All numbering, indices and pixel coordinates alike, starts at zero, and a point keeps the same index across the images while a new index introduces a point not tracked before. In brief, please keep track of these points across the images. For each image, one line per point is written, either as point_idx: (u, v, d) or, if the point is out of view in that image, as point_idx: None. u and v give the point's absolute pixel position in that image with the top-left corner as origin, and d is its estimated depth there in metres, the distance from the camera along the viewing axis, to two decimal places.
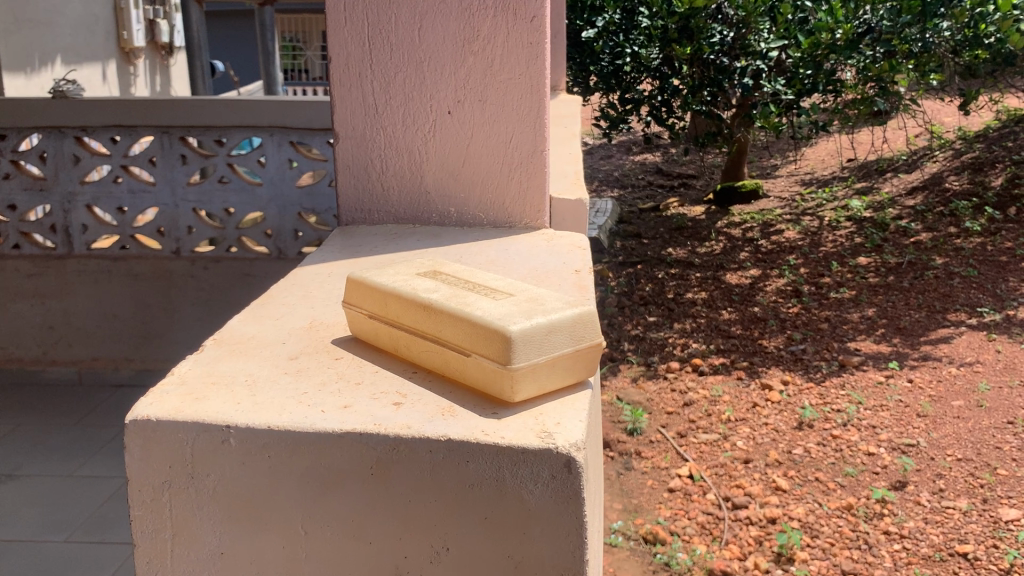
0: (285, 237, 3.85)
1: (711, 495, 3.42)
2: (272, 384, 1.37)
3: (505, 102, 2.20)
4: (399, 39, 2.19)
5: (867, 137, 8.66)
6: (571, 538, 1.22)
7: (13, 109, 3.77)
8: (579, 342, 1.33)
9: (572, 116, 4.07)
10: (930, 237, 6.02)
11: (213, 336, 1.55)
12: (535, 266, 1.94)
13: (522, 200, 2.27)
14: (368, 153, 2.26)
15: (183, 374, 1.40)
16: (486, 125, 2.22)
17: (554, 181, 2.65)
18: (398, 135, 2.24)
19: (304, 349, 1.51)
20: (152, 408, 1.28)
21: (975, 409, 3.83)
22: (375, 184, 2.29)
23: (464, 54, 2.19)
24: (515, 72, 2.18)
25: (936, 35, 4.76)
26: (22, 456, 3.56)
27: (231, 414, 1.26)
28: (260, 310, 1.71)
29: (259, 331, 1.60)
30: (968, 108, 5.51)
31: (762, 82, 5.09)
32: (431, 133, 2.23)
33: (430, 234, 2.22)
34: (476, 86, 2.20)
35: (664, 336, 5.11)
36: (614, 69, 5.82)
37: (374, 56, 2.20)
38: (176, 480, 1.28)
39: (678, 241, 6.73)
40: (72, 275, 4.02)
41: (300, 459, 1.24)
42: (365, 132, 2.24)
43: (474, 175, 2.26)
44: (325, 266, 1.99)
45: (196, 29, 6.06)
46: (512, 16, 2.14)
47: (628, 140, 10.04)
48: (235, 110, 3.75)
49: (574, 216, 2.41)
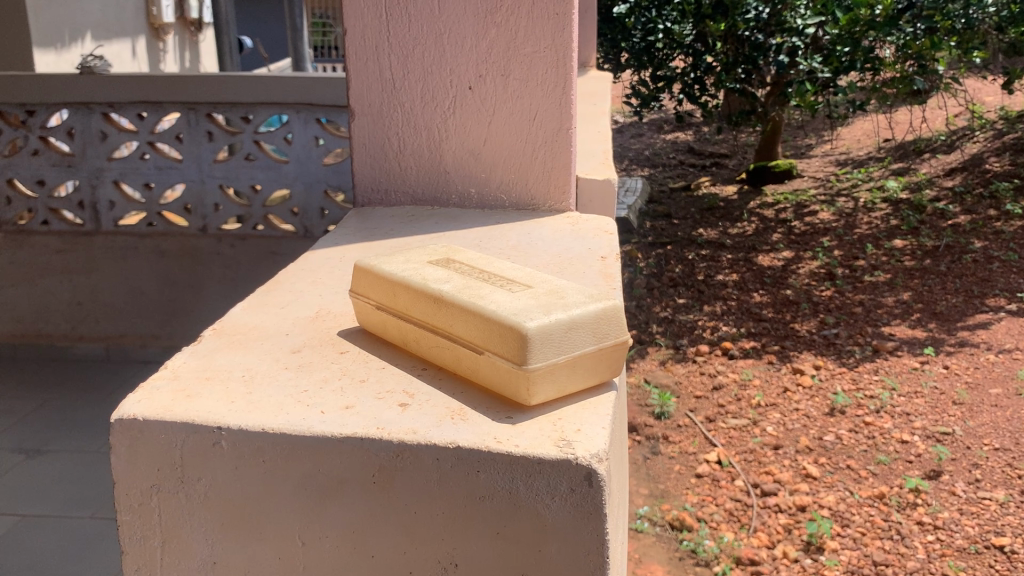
0: (311, 215, 3.81)
1: (739, 481, 3.35)
2: (271, 380, 1.34)
3: (529, 76, 2.13)
4: (418, 9, 2.12)
5: (905, 115, 8.47)
6: (590, 557, 1.17)
7: (42, 85, 3.78)
8: (601, 340, 1.28)
9: (602, 94, 4.00)
10: (969, 220, 5.89)
11: (211, 327, 1.51)
12: (559, 253, 1.89)
13: (546, 182, 2.21)
14: (385, 131, 2.21)
15: (176, 369, 1.37)
16: (510, 100, 2.16)
17: (582, 160, 2.59)
18: (416, 111, 2.19)
19: (307, 342, 1.48)
20: (140, 406, 1.25)
21: (1014, 397, 3.73)
22: (392, 164, 2.24)
23: (485, 26, 2.12)
24: (541, 44, 2.11)
25: (980, 11, 4.69)
26: (51, 431, 3.58)
27: (224, 415, 1.22)
28: (265, 298, 1.67)
29: (262, 321, 1.57)
30: (1012, 86, 5.34)
31: (799, 60, 4.98)
32: (452, 110, 2.18)
33: (449, 217, 2.18)
34: (499, 61, 2.13)
35: (694, 318, 5.04)
36: (647, 45, 5.70)
37: (392, 27, 2.14)
38: (165, 484, 1.25)
39: (710, 221, 6.62)
40: (100, 252, 4.03)
41: (297, 463, 1.20)
42: (382, 109, 2.19)
43: (496, 155, 2.20)
44: (338, 250, 1.95)
45: (224, 5, 5.98)
46: None
47: (660, 118, 9.89)
48: (262, 86, 3.72)
49: (602, 199, 2.36)
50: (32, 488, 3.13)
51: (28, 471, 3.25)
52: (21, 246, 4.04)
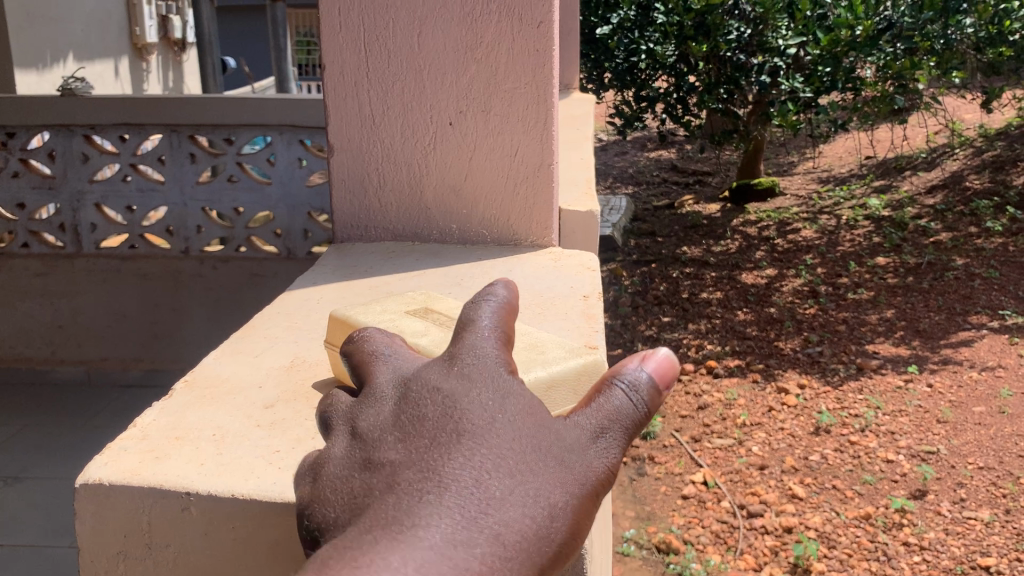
0: (294, 237, 3.81)
1: (726, 502, 3.34)
2: (242, 439, 1.32)
3: (509, 112, 2.13)
4: (397, 46, 2.12)
5: (885, 133, 8.55)
6: None
7: (23, 106, 3.77)
8: (581, 397, 1.27)
9: (584, 117, 4.04)
10: (950, 237, 5.95)
11: (182, 380, 1.50)
12: (540, 292, 1.90)
13: (527, 217, 2.21)
14: (364, 167, 2.20)
15: (145, 427, 1.35)
16: (490, 136, 2.16)
17: (564, 189, 2.59)
18: (396, 147, 2.18)
19: (280, 396, 1.46)
20: (105, 470, 1.23)
21: (997, 415, 3.74)
22: (372, 199, 2.24)
23: (466, 62, 2.12)
24: (522, 80, 2.11)
25: (958, 32, 4.81)
26: (29, 458, 3.53)
27: (192, 480, 1.20)
28: (238, 346, 1.66)
29: (235, 372, 1.55)
30: (991, 105, 5.39)
31: (780, 80, 5.04)
32: (432, 146, 2.17)
33: (429, 253, 2.18)
34: (479, 97, 2.13)
35: (679, 337, 5.04)
36: (629, 66, 5.72)
37: (371, 63, 2.13)
38: (132, 551, 1.23)
39: (694, 239, 6.64)
40: (80, 274, 3.98)
41: (269, 531, 1.18)
42: (362, 144, 2.19)
43: (477, 190, 2.20)
44: (315, 291, 1.95)
45: (207, 25, 5.90)
46: (517, 22, 2.07)
47: (643, 137, 9.94)
48: (245, 108, 3.72)
49: (585, 233, 2.37)
50: (11, 516, 3.08)
51: (7, 499, 3.21)
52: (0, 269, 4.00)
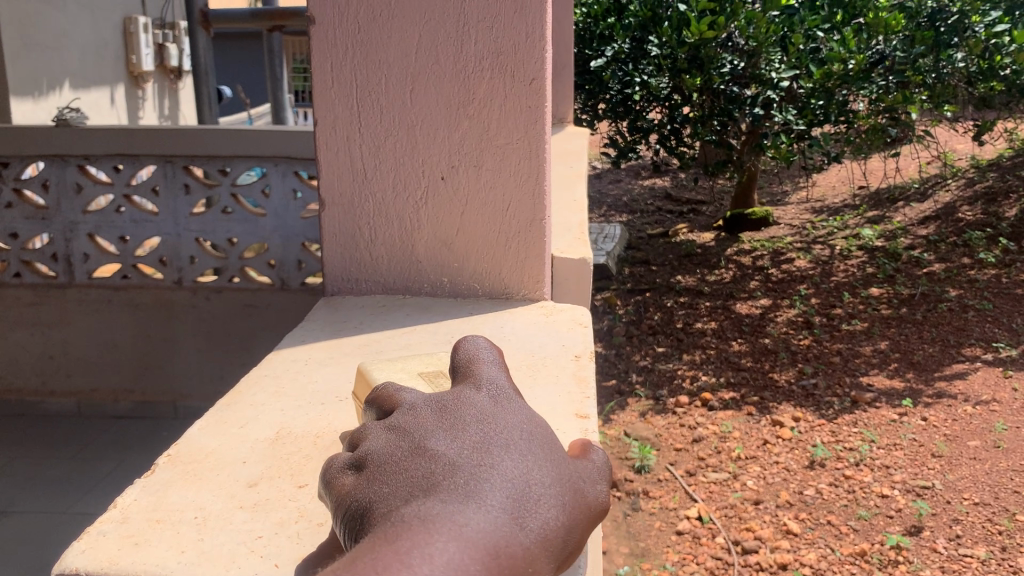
0: (288, 268, 3.79)
1: (720, 538, 3.32)
2: (225, 522, 1.30)
3: (501, 167, 2.14)
4: (389, 100, 2.11)
5: (878, 163, 8.61)
6: None
7: (19, 137, 3.79)
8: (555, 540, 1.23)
9: (577, 153, 4.07)
10: (944, 268, 5.97)
11: (165, 455, 1.49)
12: (531, 352, 1.92)
13: (518, 270, 2.21)
14: (355, 220, 2.20)
15: (126, 509, 1.34)
16: (482, 190, 2.16)
17: (557, 236, 2.61)
18: (388, 201, 2.18)
19: (264, 473, 1.45)
20: (83, 558, 1.21)
21: (993, 450, 3.73)
22: (363, 253, 2.24)
23: (458, 117, 2.12)
24: (513, 135, 2.11)
25: (949, 66, 4.85)
26: (17, 493, 3.50)
27: (171, 568, 1.19)
28: (224, 416, 1.65)
29: (219, 445, 1.54)
30: (983, 138, 5.43)
31: (773, 112, 5.02)
32: (424, 200, 2.17)
33: (421, 308, 2.19)
34: (471, 152, 2.13)
35: (673, 368, 5.03)
36: (623, 98, 5.76)
37: (363, 118, 2.13)
38: None
39: (688, 268, 6.64)
40: (72, 305, 3.96)
41: None
42: (353, 197, 2.19)
43: (469, 243, 2.20)
44: (304, 352, 1.95)
45: (203, 55, 5.86)
46: (509, 77, 2.08)
47: (638, 165, 9.98)
48: (241, 140, 3.71)
49: (577, 285, 2.40)
50: None
51: None
52: None
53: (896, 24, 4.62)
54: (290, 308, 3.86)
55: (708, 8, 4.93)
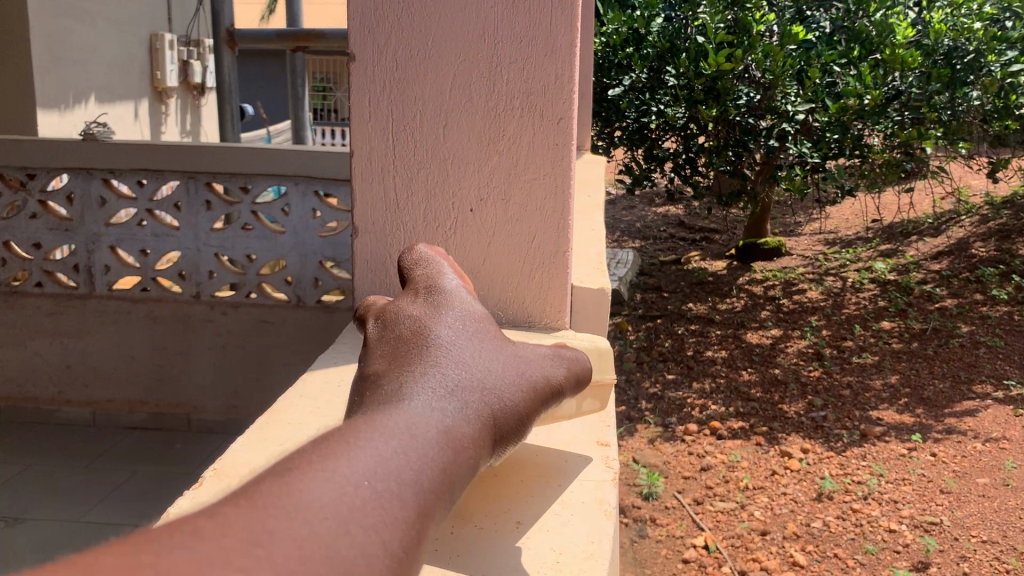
0: (304, 285, 3.87)
1: (726, 568, 3.33)
2: None
3: (529, 203, 2.04)
4: (424, 133, 2.02)
5: (891, 197, 8.64)
6: None
7: (46, 150, 3.86)
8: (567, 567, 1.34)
9: (596, 183, 4.12)
10: (955, 303, 6.00)
11: (210, 470, 1.52)
12: None
13: (542, 305, 2.10)
14: (387, 250, 2.11)
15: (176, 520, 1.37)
16: (509, 225, 2.05)
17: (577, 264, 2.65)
18: (417, 232, 2.08)
19: None
20: None
21: (1001, 488, 3.73)
22: (391, 281, 2.13)
23: (488, 153, 2.02)
24: (542, 172, 2.01)
25: (965, 103, 4.89)
26: (31, 500, 3.53)
27: None
28: (262, 433, 1.68)
29: (261, 459, 1.57)
30: (997, 176, 5.46)
31: (787, 145, 5.16)
32: (451, 232, 2.06)
33: None
34: (500, 187, 2.03)
35: (683, 396, 5.05)
36: (639, 126, 5.75)
37: (397, 149, 2.04)
38: None
39: (699, 296, 6.67)
40: (92, 316, 4.02)
41: None
42: (384, 227, 2.09)
43: (494, 277, 2.08)
44: (337, 373, 1.98)
45: (227, 75, 5.96)
46: (541, 115, 1.98)
47: (651, 192, 10.04)
48: (263, 159, 3.76)
49: (597, 315, 2.42)
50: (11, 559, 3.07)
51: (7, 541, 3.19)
52: (13, 308, 4.03)
53: (913, 60, 4.66)
54: (305, 325, 3.91)
55: (726, 40, 4.97)
